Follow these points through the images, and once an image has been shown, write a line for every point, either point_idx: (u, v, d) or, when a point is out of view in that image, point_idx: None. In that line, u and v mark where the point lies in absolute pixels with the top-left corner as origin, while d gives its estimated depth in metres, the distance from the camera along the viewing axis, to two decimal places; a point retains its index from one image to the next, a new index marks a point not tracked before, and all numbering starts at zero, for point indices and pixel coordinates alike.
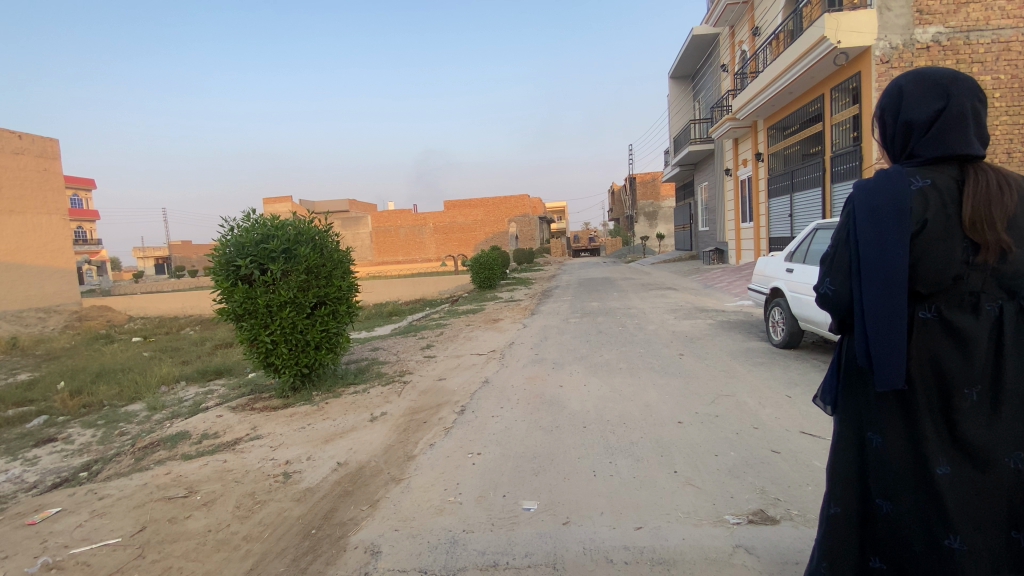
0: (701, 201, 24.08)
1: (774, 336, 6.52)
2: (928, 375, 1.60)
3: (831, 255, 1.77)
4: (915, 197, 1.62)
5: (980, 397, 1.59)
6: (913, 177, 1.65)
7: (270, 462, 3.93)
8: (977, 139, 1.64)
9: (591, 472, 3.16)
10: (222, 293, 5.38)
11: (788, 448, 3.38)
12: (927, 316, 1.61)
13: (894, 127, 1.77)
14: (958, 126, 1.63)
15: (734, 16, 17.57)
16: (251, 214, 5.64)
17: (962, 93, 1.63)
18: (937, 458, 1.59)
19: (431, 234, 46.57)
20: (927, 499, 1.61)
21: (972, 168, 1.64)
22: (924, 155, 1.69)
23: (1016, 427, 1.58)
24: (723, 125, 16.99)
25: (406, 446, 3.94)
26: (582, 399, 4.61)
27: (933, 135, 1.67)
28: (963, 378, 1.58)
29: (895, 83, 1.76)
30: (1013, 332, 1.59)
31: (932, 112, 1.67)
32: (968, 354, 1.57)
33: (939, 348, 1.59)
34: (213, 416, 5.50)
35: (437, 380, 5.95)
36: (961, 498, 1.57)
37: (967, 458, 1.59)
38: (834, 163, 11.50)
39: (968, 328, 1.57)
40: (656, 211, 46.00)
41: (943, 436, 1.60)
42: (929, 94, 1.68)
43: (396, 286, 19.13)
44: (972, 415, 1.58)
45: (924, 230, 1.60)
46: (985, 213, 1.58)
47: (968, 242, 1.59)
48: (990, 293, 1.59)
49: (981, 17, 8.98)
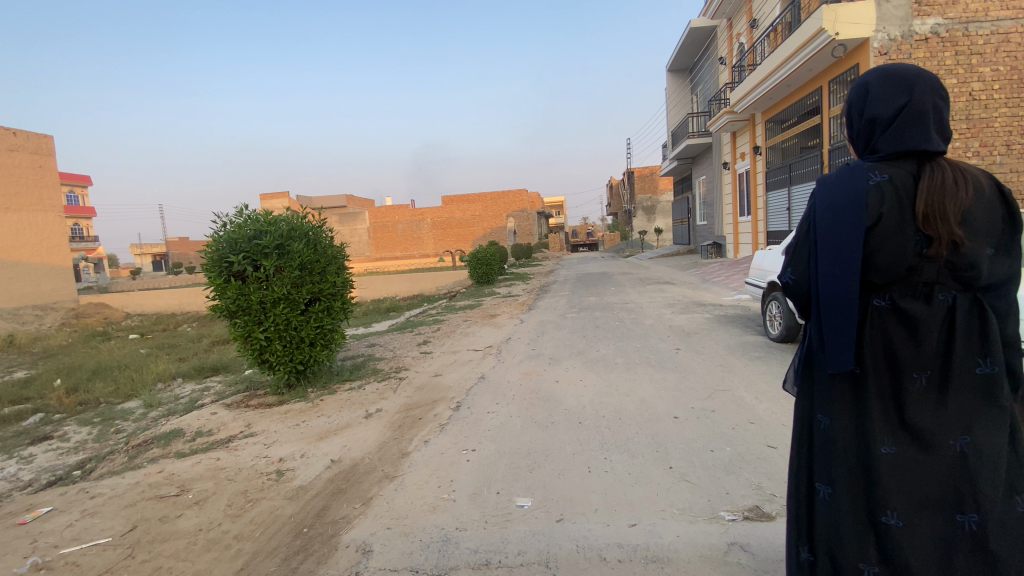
0: (699, 195, 24.04)
1: (771, 330, 6.49)
2: (879, 360, 1.63)
3: (794, 244, 1.81)
4: (871, 191, 1.65)
5: (931, 382, 1.60)
6: (872, 172, 1.68)
7: (264, 459, 3.90)
8: (939, 135, 1.66)
9: (586, 468, 3.13)
10: (215, 290, 5.35)
11: (785, 443, 3.36)
12: (880, 304, 1.65)
13: (859, 123, 1.80)
14: (917, 122, 1.65)
15: (732, 8, 17.45)
16: (243, 210, 5.59)
17: (925, 89, 1.65)
18: (882, 441, 1.62)
19: (430, 229, 46.52)
20: (869, 481, 1.65)
21: (929, 164, 1.65)
22: (884, 151, 1.72)
23: (968, 414, 1.57)
24: (721, 118, 16.93)
25: (400, 443, 3.91)
26: (578, 395, 4.58)
27: (894, 131, 1.69)
28: (914, 363, 1.60)
29: (862, 79, 1.79)
30: (968, 320, 1.59)
31: (895, 109, 1.69)
32: (919, 339, 1.59)
33: (892, 334, 1.62)
34: (208, 413, 5.46)
35: (433, 376, 5.92)
36: (902, 480, 1.60)
37: (913, 442, 1.60)
38: (832, 157, 11.45)
39: (920, 316, 1.59)
40: (654, 205, 45.94)
41: (892, 422, 1.63)
42: (892, 90, 1.70)
43: (394, 281, 19.08)
44: (920, 400, 1.60)
45: (879, 224, 1.62)
46: (938, 206, 1.59)
47: (921, 235, 1.61)
48: (946, 284, 1.60)
49: (980, 8, 8.89)
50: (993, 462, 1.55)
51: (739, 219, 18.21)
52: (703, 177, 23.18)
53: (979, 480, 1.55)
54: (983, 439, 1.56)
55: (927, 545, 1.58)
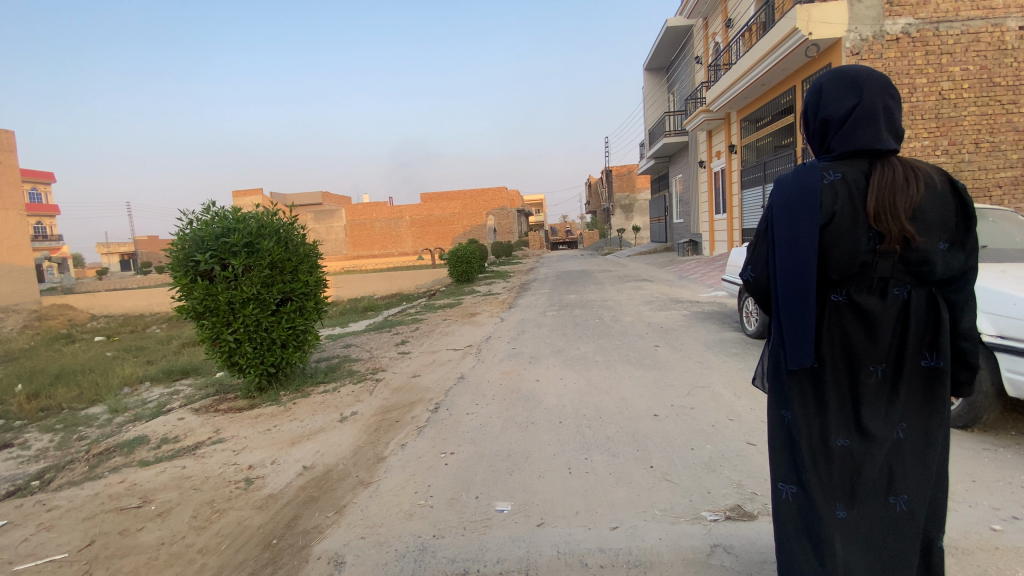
0: (676, 193, 24.31)
1: (748, 326, 6.55)
2: (838, 355, 1.75)
3: (754, 241, 1.89)
4: (825, 190, 1.74)
5: (882, 375, 1.75)
6: (827, 171, 1.78)
7: (232, 467, 3.74)
8: (888, 134, 1.77)
9: (567, 470, 3.07)
10: (181, 290, 5.14)
11: (764, 440, 3.36)
12: (838, 300, 1.76)
13: (815, 123, 1.91)
14: (867, 122, 1.76)
15: (708, 8, 17.66)
16: (210, 206, 5.38)
17: (873, 90, 1.76)
18: (837, 432, 1.75)
19: (408, 227, 46.10)
20: (825, 471, 1.76)
21: (881, 162, 1.76)
22: (838, 150, 1.82)
23: (908, 407, 1.75)
24: (697, 117, 17.13)
25: (376, 447, 3.80)
26: (558, 394, 4.52)
27: (847, 131, 1.80)
28: (869, 356, 1.74)
29: (817, 81, 1.89)
30: (916, 316, 1.75)
31: (846, 109, 1.80)
32: (874, 335, 1.72)
33: (849, 330, 1.74)
34: (174, 418, 5.23)
35: (411, 377, 5.80)
36: (853, 469, 1.74)
37: (865, 432, 1.74)
38: (805, 155, 11.67)
39: (874, 310, 1.72)
40: (632, 204, 46.33)
41: (846, 411, 1.76)
42: (844, 92, 1.81)
43: (372, 280, 18.79)
44: (872, 393, 1.74)
45: (834, 221, 1.72)
46: (889, 204, 1.70)
47: (873, 232, 1.71)
48: (895, 280, 1.74)
49: (950, 8, 9.12)
50: (926, 450, 1.75)
51: (714, 217, 18.47)
52: (679, 176, 23.44)
53: (916, 462, 1.74)
54: (920, 425, 1.75)
55: (870, 526, 1.74)
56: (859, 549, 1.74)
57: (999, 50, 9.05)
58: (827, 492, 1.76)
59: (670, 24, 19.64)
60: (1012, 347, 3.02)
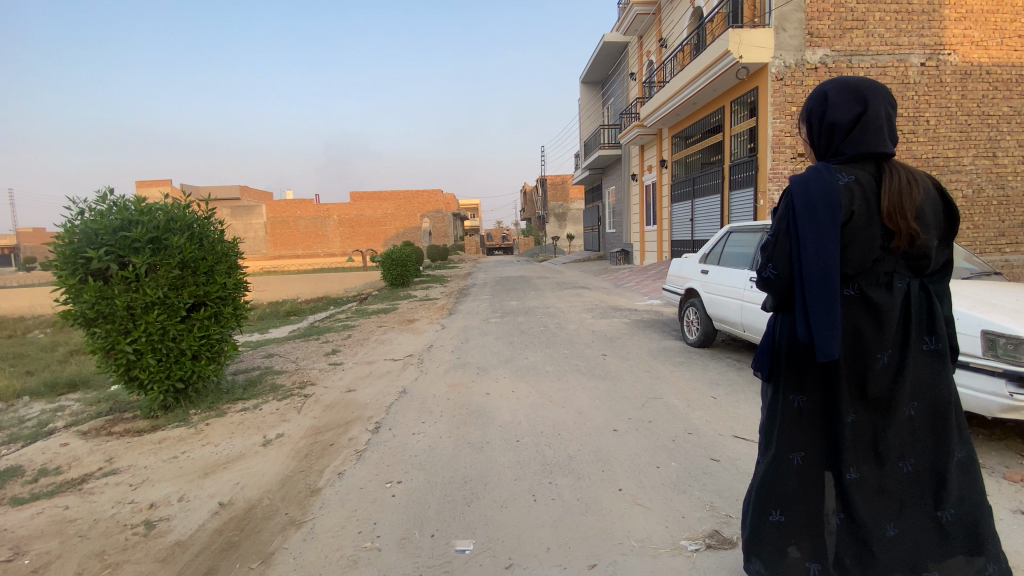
0: (608, 204, 25.00)
1: (689, 335, 6.64)
2: (848, 345, 1.74)
3: (771, 237, 1.81)
4: (842, 191, 1.70)
5: (889, 360, 1.75)
6: (840, 173, 1.73)
7: (129, 506, 3.08)
8: (891, 140, 1.76)
9: (531, 498, 2.80)
10: (67, 292, 4.33)
11: (727, 455, 3.27)
12: (850, 294, 1.73)
13: (820, 128, 1.86)
14: (876, 127, 1.73)
15: (642, 27, 18.38)
16: (106, 195, 4.60)
17: (879, 98, 1.74)
18: (848, 410, 1.76)
19: (336, 226, 44.12)
20: (837, 445, 1.78)
21: (887, 166, 1.74)
22: (848, 153, 1.78)
23: (915, 383, 1.76)
24: (631, 131, 17.68)
25: (308, 476, 3.32)
26: (511, 409, 4.24)
27: (856, 135, 1.76)
28: (876, 344, 1.73)
29: (821, 87, 1.84)
30: (916, 306, 1.76)
31: (852, 116, 1.76)
32: (882, 325, 1.72)
33: (858, 321, 1.72)
34: (56, 444, 4.28)
35: (346, 392, 5.27)
36: (862, 443, 1.76)
37: (871, 408, 1.76)
38: (732, 172, 12.33)
39: (882, 301, 1.72)
40: (564, 212, 47.46)
41: (855, 390, 1.76)
42: (849, 98, 1.77)
43: (298, 282, 17.55)
44: (880, 375, 1.74)
45: (851, 221, 1.69)
46: (899, 205, 1.68)
47: (884, 229, 1.70)
48: (900, 273, 1.74)
49: (862, 43, 10.08)
50: (932, 422, 1.77)
51: (645, 228, 19.10)
52: (612, 187, 24.14)
53: (921, 435, 1.77)
54: (925, 399, 1.77)
55: (884, 494, 1.77)
56: (874, 508, 1.76)
57: (902, 83, 10.06)
58: (838, 459, 1.78)
59: (607, 39, 20.21)
60: (956, 360, 3.16)
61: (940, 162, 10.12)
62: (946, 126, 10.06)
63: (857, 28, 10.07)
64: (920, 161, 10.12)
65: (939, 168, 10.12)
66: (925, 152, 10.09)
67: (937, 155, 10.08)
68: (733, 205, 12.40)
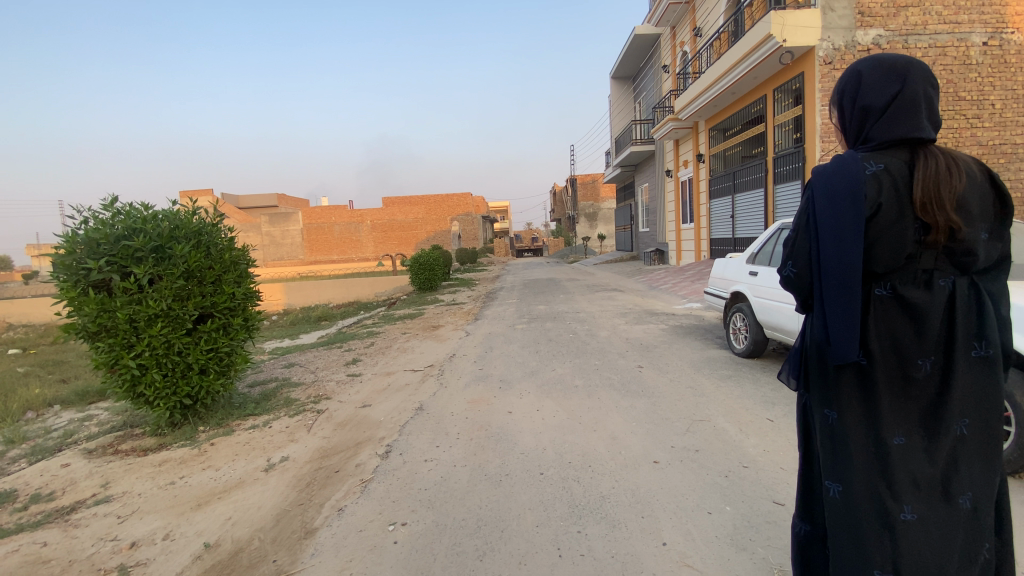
0: (642, 202, 24.12)
1: (736, 344, 6.00)
2: (888, 350, 1.40)
3: (792, 232, 1.54)
4: (868, 182, 1.41)
5: (937, 369, 1.40)
6: (868, 161, 1.44)
7: (109, 545, 2.78)
8: (931, 124, 1.45)
9: (556, 552, 2.34)
10: (70, 304, 4.14)
11: (793, 498, 2.70)
12: (882, 294, 1.41)
13: (851, 112, 1.56)
14: (911, 111, 1.43)
15: (675, 17, 17.55)
16: (110, 203, 4.39)
17: (919, 78, 1.44)
18: (892, 430, 1.41)
19: (369, 232, 44.67)
20: (880, 477, 1.42)
21: (924, 152, 1.44)
22: (878, 139, 1.48)
23: (967, 397, 1.41)
24: (665, 125, 16.60)
25: (305, 512, 2.96)
26: (535, 433, 3.77)
27: (888, 120, 1.46)
28: (920, 347, 1.40)
29: (853, 67, 1.55)
30: (967, 306, 1.41)
31: (886, 98, 1.47)
32: (925, 328, 1.38)
33: (896, 325, 1.39)
34: (57, 465, 4.07)
35: (360, 408, 4.91)
36: (914, 472, 1.39)
37: (923, 426, 1.41)
38: (776, 164, 11.49)
39: (924, 302, 1.38)
40: (595, 212, 46.58)
41: (900, 406, 1.41)
42: (885, 76, 1.47)
43: (330, 287, 17.49)
44: (926, 388, 1.40)
45: (878, 215, 1.39)
46: (934, 193, 1.38)
47: (919, 223, 1.39)
48: (944, 270, 1.41)
49: (919, 21, 9.15)
50: (985, 445, 1.43)
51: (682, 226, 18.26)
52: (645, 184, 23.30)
53: (975, 459, 1.42)
54: (980, 418, 1.42)
55: (939, 532, 1.39)
56: (932, 554, 1.39)
57: (963, 64, 9.06)
58: (882, 496, 1.42)
59: (638, 31, 19.46)
60: None
61: (1008, 149, 9.06)
62: (1013, 110, 9.03)
63: (914, 5, 9.15)
64: (987, 148, 9.06)
65: (1007, 156, 9.07)
66: (991, 138, 9.04)
67: (1005, 141, 9.04)
68: (779, 200, 11.55)
